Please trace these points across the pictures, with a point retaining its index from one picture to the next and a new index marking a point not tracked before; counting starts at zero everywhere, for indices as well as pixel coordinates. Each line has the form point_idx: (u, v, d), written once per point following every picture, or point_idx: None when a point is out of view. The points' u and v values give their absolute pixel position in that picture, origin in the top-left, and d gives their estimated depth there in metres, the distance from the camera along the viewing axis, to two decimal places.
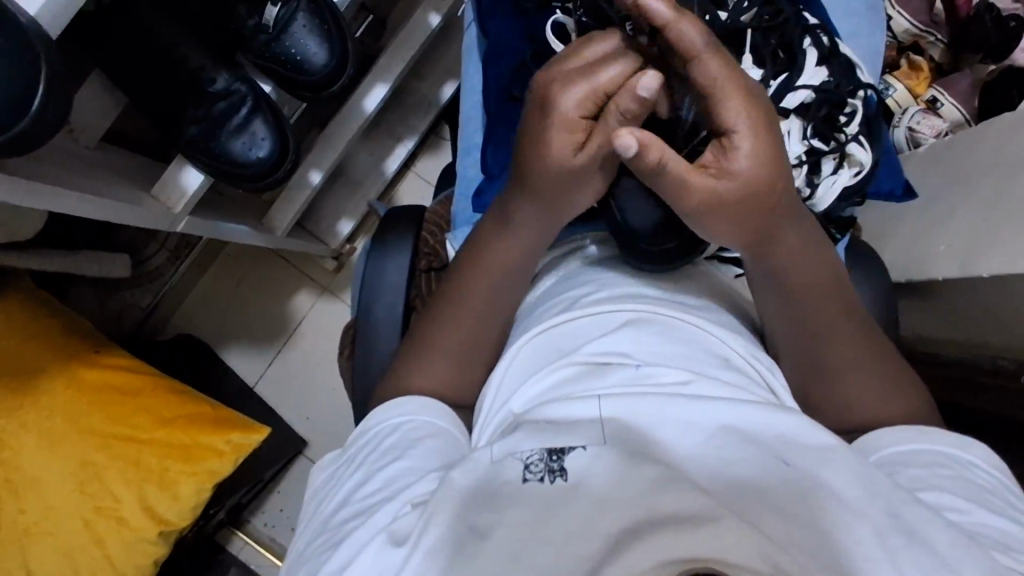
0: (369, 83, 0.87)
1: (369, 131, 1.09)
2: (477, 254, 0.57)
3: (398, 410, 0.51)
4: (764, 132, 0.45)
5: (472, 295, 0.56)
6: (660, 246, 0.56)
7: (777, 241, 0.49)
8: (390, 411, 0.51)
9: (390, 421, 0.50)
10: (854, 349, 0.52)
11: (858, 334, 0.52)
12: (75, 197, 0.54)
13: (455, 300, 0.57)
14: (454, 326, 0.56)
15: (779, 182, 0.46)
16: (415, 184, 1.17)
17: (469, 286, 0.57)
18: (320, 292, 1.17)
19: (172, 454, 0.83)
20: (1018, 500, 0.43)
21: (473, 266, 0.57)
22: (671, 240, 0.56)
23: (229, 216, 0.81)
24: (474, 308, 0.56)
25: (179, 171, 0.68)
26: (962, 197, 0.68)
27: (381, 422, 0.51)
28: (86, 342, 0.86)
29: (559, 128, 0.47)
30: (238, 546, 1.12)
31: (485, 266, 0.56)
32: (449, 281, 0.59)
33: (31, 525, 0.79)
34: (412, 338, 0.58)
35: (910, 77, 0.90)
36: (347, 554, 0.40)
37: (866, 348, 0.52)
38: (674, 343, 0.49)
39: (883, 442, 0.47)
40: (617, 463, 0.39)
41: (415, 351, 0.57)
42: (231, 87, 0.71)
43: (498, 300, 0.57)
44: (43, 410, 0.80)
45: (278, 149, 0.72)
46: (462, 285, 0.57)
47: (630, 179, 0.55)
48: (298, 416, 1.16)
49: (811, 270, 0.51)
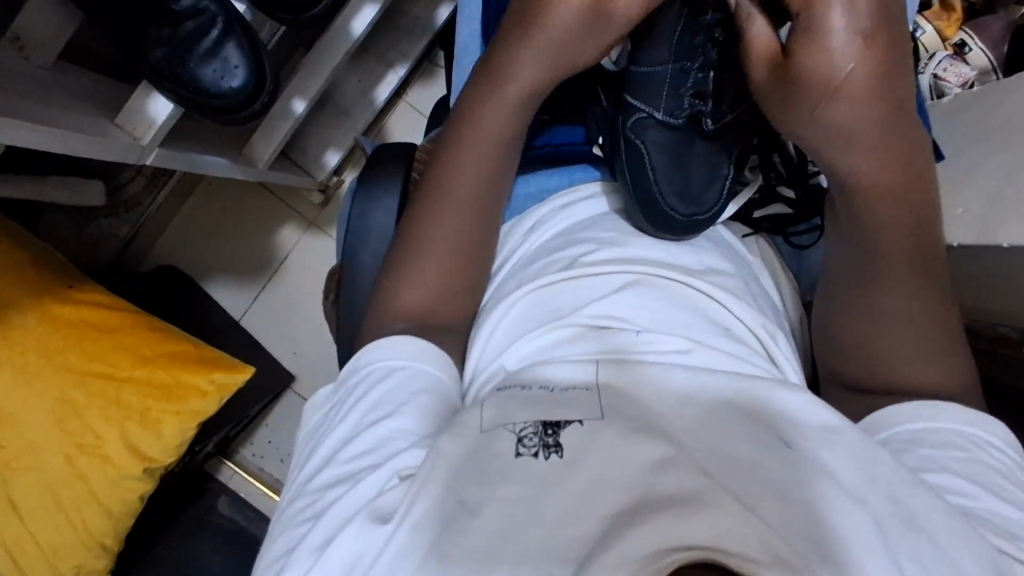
0: (356, 3, 0.78)
1: (357, 54, 1.01)
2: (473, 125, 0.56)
3: (391, 350, 0.49)
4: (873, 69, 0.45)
5: (464, 172, 0.55)
6: (691, 215, 0.54)
7: (855, 146, 0.47)
8: (381, 350, 0.49)
9: (384, 361, 0.48)
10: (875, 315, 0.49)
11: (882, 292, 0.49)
12: (22, 127, 0.49)
13: (444, 192, 0.55)
14: (447, 215, 0.55)
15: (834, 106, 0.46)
16: (407, 116, 1.10)
17: (459, 174, 0.55)
18: (306, 226, 1.13)
19: (153, 393, 0.81)
20: None
21: (465, 131, 0.56)
22: (702, 213, 0.55)
23: (204, 147, 0.76)
24: (464, 192, 0.55)
25: (146, 99, 0.62)
26: (988, 157, 0.64)
27: (373, 361, 0.48)
28: (57, 275, 0.83)
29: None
30: (227, 475, 1.14)
31: (477, 135, 0.55)
32: (433, 176, 0.56)
33: (12, 459, 0.78)
34: (405, 239, 0.55)
35: (941, 17, 0.83)
36: (329, 525, 0.39)
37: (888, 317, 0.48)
38: (677, 309, 0.47)
39: (896, 418, 0.45)
40: (614, 441, 0.37)
41: (403, 258, 0.54)
42: (198, 5, 0.63)
43: (490, 170, 0.56)
44: (17, 345, 0.78)
45: (254, 80, 0.66)
46: (450, 179, 0.55)
47: (657, 134, 0.57)
48: (285, 351, 1.14)
49: (890, 202, 0.48)
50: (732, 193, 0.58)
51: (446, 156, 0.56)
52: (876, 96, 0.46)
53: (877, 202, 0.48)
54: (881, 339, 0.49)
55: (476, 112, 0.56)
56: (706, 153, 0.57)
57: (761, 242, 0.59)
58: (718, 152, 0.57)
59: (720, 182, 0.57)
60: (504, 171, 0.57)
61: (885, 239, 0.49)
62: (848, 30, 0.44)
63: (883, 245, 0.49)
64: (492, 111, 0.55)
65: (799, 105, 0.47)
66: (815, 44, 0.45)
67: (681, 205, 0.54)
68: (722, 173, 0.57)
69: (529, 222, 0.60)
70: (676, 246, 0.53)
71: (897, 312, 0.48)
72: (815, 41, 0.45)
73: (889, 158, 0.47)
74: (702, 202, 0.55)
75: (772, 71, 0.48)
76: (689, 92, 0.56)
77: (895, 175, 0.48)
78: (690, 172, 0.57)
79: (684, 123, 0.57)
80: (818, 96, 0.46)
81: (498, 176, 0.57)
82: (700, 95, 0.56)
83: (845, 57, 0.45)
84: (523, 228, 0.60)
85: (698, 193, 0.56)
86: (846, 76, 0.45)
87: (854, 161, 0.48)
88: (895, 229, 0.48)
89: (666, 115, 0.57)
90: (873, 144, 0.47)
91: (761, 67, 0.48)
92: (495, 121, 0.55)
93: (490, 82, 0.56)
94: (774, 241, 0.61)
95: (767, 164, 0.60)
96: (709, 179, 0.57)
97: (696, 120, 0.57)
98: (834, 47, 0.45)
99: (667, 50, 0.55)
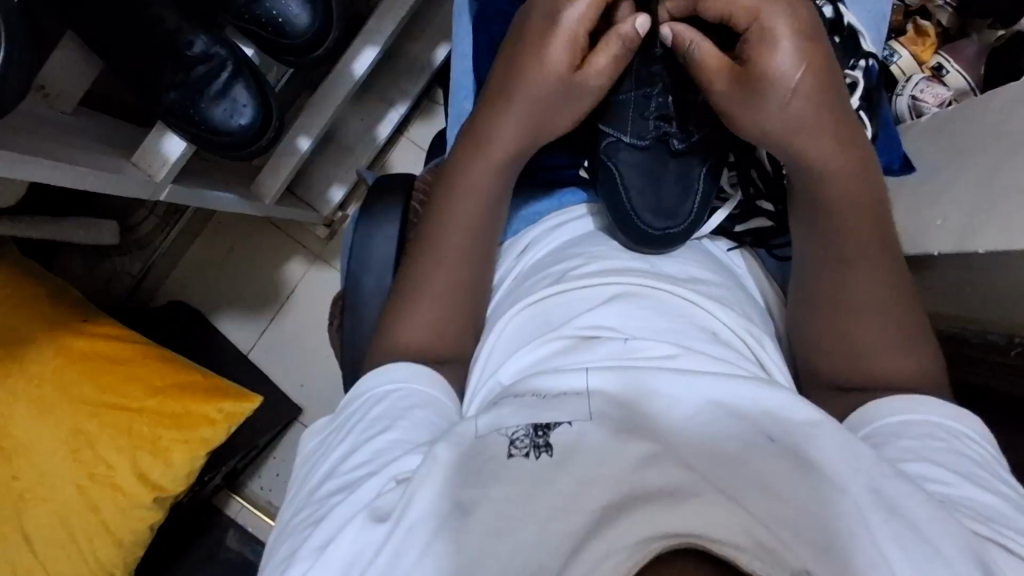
0: (358, 46, 0.83)
1: (360, 94, 1.06)
2: (461, 175, 0.59)
3: (383, 380, 0.51)
4: (818, 65, 0.51)
5: (457, 220, 0.58)
6: (664, 228, 0.57)
7: (815, 134, 0.52)
8: (378, 376, 0.52)
9: (379, 387, 0.51)
10: (849, 322, 0.52)
11: (856, 296, 0.52)
12: (46, 165, 0.52)
13: (439, 241, 0.58)
14: (443, 261, 0.57)
15: (797, 97, 0.51)
16: (408, 151, 1.14)
17: (452, 221, 0.58)
18: (312, 260, 1.16)
19: (164, 422, 0.83)
20: (1009, 473, 0.43)
21: (454, 187, 0.59)
22: (675, 225, 0.57)
23: (215, 184, 0.80)
24: (458, 241, 0.58)
25: (160, 138, 0.67)
26: (962, 170, 0.67)
27: (373, 389, 0.51)
28: (73, 311, 0.86)
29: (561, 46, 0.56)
30: (236, 508, 1.12)
31: (467, 182, 0.59)
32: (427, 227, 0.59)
33: (27, 491, 0.80)
34: (404, 279, 0.58)
35: (916, 42, 0.86)
36: (330, 528, 0.41)
37: (862, 321, 0.51)
38: (664, 318, 0.49)
39: (877, 413, 0.47)
40: (605, 436, 0.39)
41: (404, 304, 0.57)
42: (210, 50, 0.68)
43: (482, 217, 0.59)
44: (32, 378, 0.80)
45: (260, 117, 0.70)
46: (444, 226, 0.58)
47: (629, 154, 0.60)
48: (293, 383, 1.16)
49: (848, 179, 0.52)
50: (705, 209, 0.60)
51: (439, 207, 0.59)
52: (824, 87, 0.51)
53: (837, 185, 0.53)
54: (856, 342, 0.51)
55: (462, 170, 0.59)
56: (676, 171, 0.60)
57: (746, 257, 0.62)
58: (688, 168, 0.60)
59: (690, 198, 0.59)
60: (496, 209, 0.60)
61: (850, 241, 0.52)
62: (792, 32, 0.50)
63: (848, 241, 0.52)
64: (476, 168, 0.59)
65: (766, 103, 0.51)
66: (772, 42, 0.51)
67: (654, 219, 0.57)
68: (694, 188, 0.59)
69: (521, 243, 0.63)
70: (664, 259, 0.57)
71: (867, 318, 0.51)
72: (771, 40, 0.51)
73: (843, 154, 0.52)
74: (676, 214, 0.58)
75: (735, 76, 0.52)
76: (653, 114, 0.59)
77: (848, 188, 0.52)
78: (662, 188, 0.59)
79: (652, 144, 0.60)
80: (781, 92, 0.51)
81: (491, 221, 0.60)
82: (665, 116, 0.59)
83: (795, 54, 0.50)
84: (516, 250, 0.63)
85: (671, 209, 0.58)
86: (798, 67, 0.50)
87: (820, 146, 0.52)
88: (855, 237, 0.52)
89: (634, 138, 0.60)
90: (829, 132, 0.52)
91: (721, 76, 0.53)
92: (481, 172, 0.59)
93: (475, 136, 0.59)
94: (761, 253, 0.63)
95: (745, 179, 0.62)
96: (681, 195, 0.59)
97: (664, 141, 0.60)
98: (784, 44, 0.50)
99: (630, 81, 0.60)
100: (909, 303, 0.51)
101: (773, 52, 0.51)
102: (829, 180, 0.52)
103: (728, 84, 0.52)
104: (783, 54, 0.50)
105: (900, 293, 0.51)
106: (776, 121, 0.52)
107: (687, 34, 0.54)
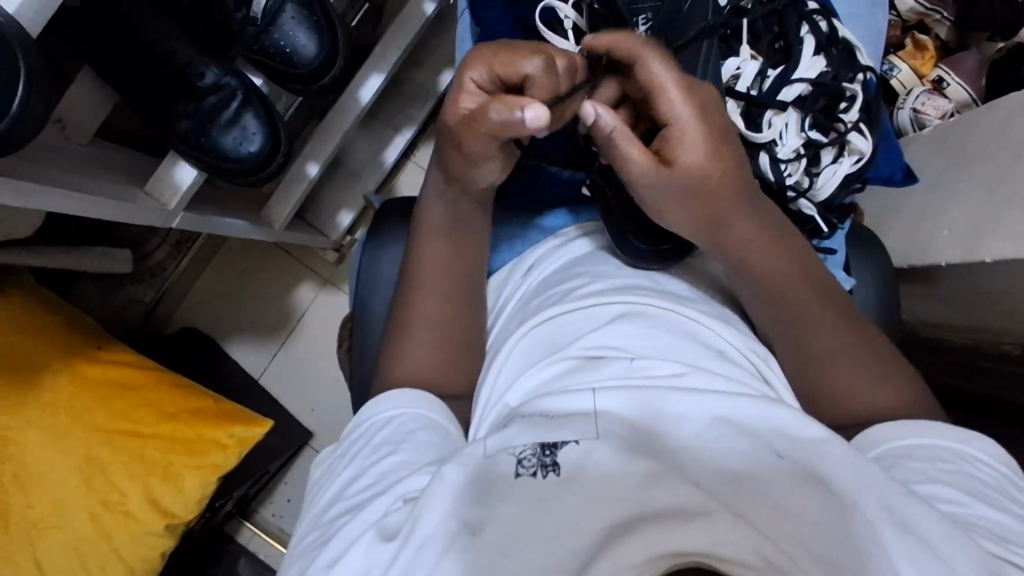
0: (364, 73, 0.85)
1: (367, 121, 1.08)
2: (419, 222, 0.60)
3: (388, 405, 0.52)
4: (724, 159, 0.50)
5: (428, 260, 0.59)
6: (658, 241, 0.57)
7: (736, 232, 0.53)
8: (382, 404, 0.52)
9: (382, 414, 0.51)
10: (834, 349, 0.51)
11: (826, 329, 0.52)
12: (62, 195, 0.54)
13: (417, 281, 0.59)
14: (420, 300, 0.58)
15: (720, 185, 0.51)
16: (415, 175, 1.16)
17: (421, 260, 0.59)
18: (321, 284, 1.17)
19: (176, 447, 0.84)
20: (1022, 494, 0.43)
21: (417, 228, 0.60)
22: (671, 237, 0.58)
23: (226, 211, 0.81)
24: (429, 277, 0.59)
25: (173, 168, 0.68)
26: (966, 181, 0.67)
27: (374, 415, 0.51)
28: (87, 339, 0.87)
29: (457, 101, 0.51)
30: (247, 535, 1.13)
31: (426, 225, 0.60)
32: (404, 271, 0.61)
33: (39, 519, 0.80)
34: (407, 314, 0.58)
35: (915, 56, 0.86)
36: (338, 548, 0.41)
37: (844, 348, 0.51)
38: (669, 335, 0.49)
39: (882, 437, 0.46)
40: (612, 453, 0.39)
41: (394, 342, 0.58)
42: (220, 81, 0.71)
43: (452, 254, 0.59)
44: (47, 406, 0.81)
45: (269, 143, 0.73)
46: (416, 263, 0.59)
47: None
48: (303, 407, 1.16)
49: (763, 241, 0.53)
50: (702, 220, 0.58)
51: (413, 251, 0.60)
52: (730, 179, 0.51)
53: (753, 258, 0.54)
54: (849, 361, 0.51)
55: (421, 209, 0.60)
56: None
57: None
58: None
59: None
60: (472, 238, 0.61)
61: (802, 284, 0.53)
62: (705, 134, 0.49)
63: (792, 291, 0.53)
64: (431, 204, 0.60)
65: (701, 199, 0.51)
66: (681, 145, 0.49)
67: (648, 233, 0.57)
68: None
69: (526, 263, 0.64)
70: (659, 276, 0.57)
71: (851, 349, 0.51)
72: (682, 141, 0.49)
73: (765, 229, 0.53)
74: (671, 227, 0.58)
75: (655, 173, 0.49)
76: None
77: (776, 247, 0.54)
78: None
79: None
80: (704, 192, 0.50)
81: (463, 254, 0.60)
82: None
83: (706, 152, 0.49)
84: (519, 269, 0.64)
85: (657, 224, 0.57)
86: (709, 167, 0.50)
87: (740, 223, 0.53)
88: (798, 279, 0.54)
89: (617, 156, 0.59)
90: (751, 220, 0.53)
91: (645, 173, 0.49)
92: (437, 212, 0.60)
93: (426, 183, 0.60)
94: None
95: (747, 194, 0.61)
96: None
97: None
98: (694, 143, 0.49)
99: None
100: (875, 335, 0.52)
101: (688, 152, 0.49)
102: (749, 254, 0.53)
103: (650, 181, 0.49)
104: (692, 152, 0.49)
105: (855, 324, 0.53)
106: (693, 214, 0.52)
107: (614, 124, 0.49)
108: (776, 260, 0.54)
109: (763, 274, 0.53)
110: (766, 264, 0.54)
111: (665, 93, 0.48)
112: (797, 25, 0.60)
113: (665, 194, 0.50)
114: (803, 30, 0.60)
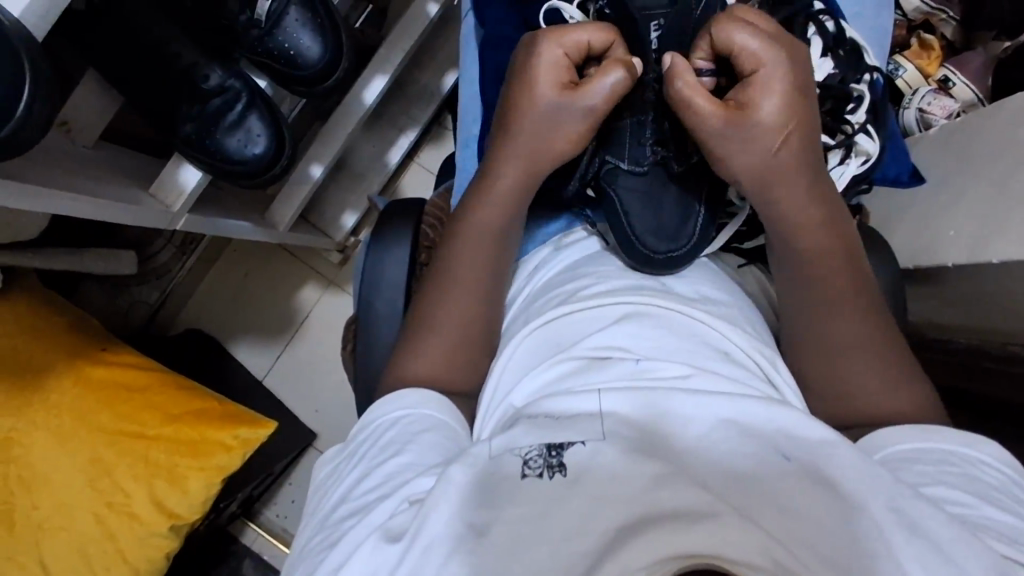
0: (368, 75, 0.85)
1: (372, 122, 1.08)
2: (466, 221, 0.59)
3: (393, 405, 0.51)
4: (801, 109, 0.53)
5: (467, 263, 0.58)
6: (667, 250, 0.57)
7: (809, 206, 0.54)
8: (387, 404, 0.52)
9: (388, 415, 0.51)
10: (839, 353, 0.51)
11: (836, 334, 0.52)
12: (67, 198, 0.54)
13: (452, 285, 0.58)
14: (449, 306, 0.57)
15: (800, 135, 0.53)
16: (419, 176, 1.16)
17: (460, 261, 0.58)
18: (326, 285, 1.17)
19: (180, 449, 0.84)
20: None
21: (463, 227, 0.59)
22: (678, 246, 0.58)
23: (229, 213, 0.81)
24: (464, 281, 0.58)
25: (177, 169, 0.68)
26: (973, 182, 0.67)
27: (380, 416, 0.51)
28: (92, 341, 0.87)
29: (557, 63, 0.57)
30: (251, 537, 1.12)
31: (474, 228, 0.59)
32: (435, 271, 0.60)
33: (45, 520, 0.81)
34: (413, 315, 0.58)
35: (920, 56, 0.85)
36: (344, 551, 0.41)
37: (852, 354, 0.51)
38: (675, 336, 0.48)
39: (889, 440, 0.46)
40: (618, 455, 0.39)
41: (402, 344, 0.57)
42: (225, 83, 0.71)
43: (492, 263, 0.59)
44: (52, 408, 0.81)
45: (274, 146, 0.73)
46: (452, 266, 0.58)
47: (627, 178, 0.61)
48: (307, 408, 1.16)
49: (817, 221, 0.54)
50: (711, 223, 0.61)
51: (450, 252, 0.59)
52: (806, 131, 0.53)
53: (806, 244, 0.54)
54: (852, 365, 0.51)
55: (470, 210, 0.59)
56: (680, 196, 0.60)
57: (758, 273, 0.64)
58: (690, 191, 0.60)
59: (692, 218, 0.59)
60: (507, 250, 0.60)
61: (818, 271, 0.53)
62: (781, 84, 0.52)
63: (823, 287, 0.53)
64: (487, 206, 0.59)
65: (770, 151, 0.53)
66: (757, 91, 0.52)
67: (657, 242, 0.57)
68: (694, 210, 0.60)
69: (531, 263, 0.64)
70: (669, 277, 0.57)
71: (859, 352, 0.51)
72: (760, 83, 0.52)
73: (829, 215, 0.54)
74: (679, 237, 0.58)
75: (726, 117, 0.52)
76: (649, 141, 0.60)
77: (831, 242, 0.54)
78: (663, 211, 0.59)
79: (651, 168, 0.61)
80: (775, 142, 0.52)
81: (499, 264, 0.59)
82: (660, 142, 0.60)
83: (784, 99, 0.52)
84: (524, 269, 0.65)
85: (673, 231, 0.58)
86: (784, 123, 0.52)
87: (788, 196, 0.53)
88: (832, 269, 0.53)
89: (632, 164, 0.61)
90: (822, 199, 0.54)
91: (716, 117, 0.52)
92: (491, 215, 0.59)
93: (481, 183, 0.60)
94: None
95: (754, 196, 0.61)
96: (682, 219, 0.59)
97: (663, 164, 0.61)
98: (772, 89, 0.52)
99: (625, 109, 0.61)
100: (884, 337, 0.51)
101: (765, 98, 0.52)
102: (799, 244, 0.54)
103: (722, 125, 0.52)
104: (768, 97, 0.52)
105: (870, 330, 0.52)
106: (762, 169, 0.53)
107: (684, 66, 0.53)
108: (819, 255, 0.53)
109: (807, 264, 0.54)
110: (816, 253, 0.54)
111: (758, 48, 0.52)
112: (803, 24, 0.60)
113: (746, 144, 0.53)
114: (809, 31, 0.60)
